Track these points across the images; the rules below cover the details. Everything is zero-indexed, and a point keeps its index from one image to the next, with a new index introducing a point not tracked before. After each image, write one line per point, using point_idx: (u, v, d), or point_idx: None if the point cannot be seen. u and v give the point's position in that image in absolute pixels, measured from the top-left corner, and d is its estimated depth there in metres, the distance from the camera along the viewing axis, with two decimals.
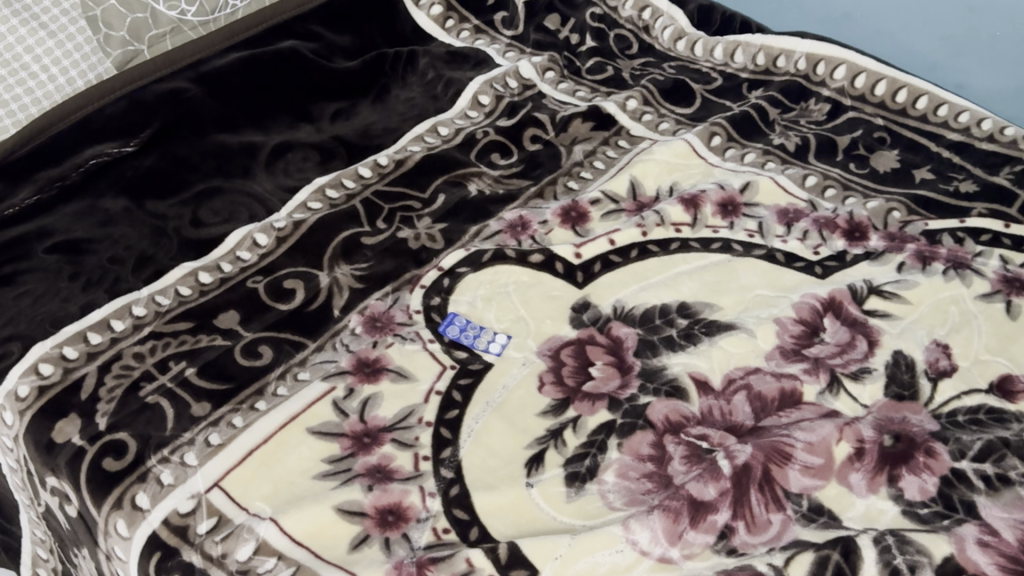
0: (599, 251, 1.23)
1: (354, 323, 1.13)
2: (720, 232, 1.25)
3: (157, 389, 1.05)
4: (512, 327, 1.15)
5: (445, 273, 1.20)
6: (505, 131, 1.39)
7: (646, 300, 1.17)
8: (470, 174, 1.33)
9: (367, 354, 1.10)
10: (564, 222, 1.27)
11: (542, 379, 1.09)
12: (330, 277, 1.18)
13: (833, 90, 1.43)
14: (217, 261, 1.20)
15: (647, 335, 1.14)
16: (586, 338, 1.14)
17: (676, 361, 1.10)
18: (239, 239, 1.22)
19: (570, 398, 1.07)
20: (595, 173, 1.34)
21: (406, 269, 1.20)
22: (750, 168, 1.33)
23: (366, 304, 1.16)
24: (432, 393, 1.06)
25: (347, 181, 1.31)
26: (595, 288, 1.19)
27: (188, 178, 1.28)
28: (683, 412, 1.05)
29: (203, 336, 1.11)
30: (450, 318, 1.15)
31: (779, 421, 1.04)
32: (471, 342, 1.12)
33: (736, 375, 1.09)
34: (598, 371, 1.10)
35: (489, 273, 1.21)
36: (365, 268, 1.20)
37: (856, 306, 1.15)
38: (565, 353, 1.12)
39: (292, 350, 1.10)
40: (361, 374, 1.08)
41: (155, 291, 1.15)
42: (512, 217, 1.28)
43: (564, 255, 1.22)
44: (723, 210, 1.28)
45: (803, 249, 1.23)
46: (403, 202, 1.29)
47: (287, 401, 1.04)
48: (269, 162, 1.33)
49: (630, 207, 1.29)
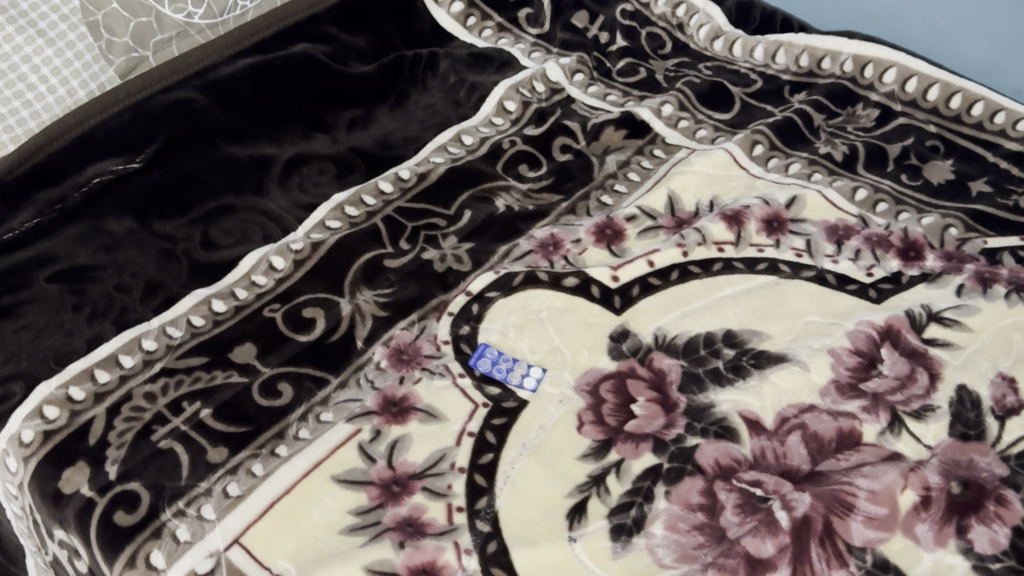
0: (638, 274, 1.15)
1: (379, 356, 1.06)
2: (766, 252, 1.18)
3: (170, 433, 0.98)
4: (547, 359, 1.07)
5: (474, 299, 1.13)
6: (534, 141, 1.31)
7: (690, 328, 1.10)
8: (497, 188, 1.26)
9: (393, 391, 1.03)
10: (599, 240, 1.19)
11: (581, 419, 1.02)
12: (352, 304, 1.11)
13: (882, 95, 1.35)
14: (231, 287, 1.12)
15: (691, 367, 1.06)
16: (627, 371, 1.06)
17: (725, 398, 1.03)
18: (254, 263, 1.15)
19: (612, 439, 1.00)
20: (630, 186, 1.26)
21: (433, 294, 1.13)
22: (796, 180, 1.26)
23: (391, 334, 1.08)
24: (464, 435, 0.99)
25: (367, 198, 1.23)
26: (634, 314, 1.12)
27: (198, 194, 1.21)
28: (735, 456, 0.98)
29: (218, 372, 1.04)
30: (481, 350, 1.07)
31: (838, 465, 0.97)
32: (504, 377, 1.05)
33: (789, 413, 1.01)
34: (641, 408, 1.03)
35: (520, 298, 1.13)
36: (389, 293, 1.13)
37: (915, 334, 1.08)
38: (605, 388, 1.05)
39: (313, 387, 1.03)
40: (388, 415, 1.00)
41: (166, 321, 1.08)
42: (543, 235, 1.20)
43: (600, 278, 1.15)
44: (768, 226, 1.20)
45: (855, 270, 1.16)
46: (428, 220, 1.21)
47: (310, 446, 0.97)
48: (283, 176, 1.26)
49: (668, 224, 1.21)
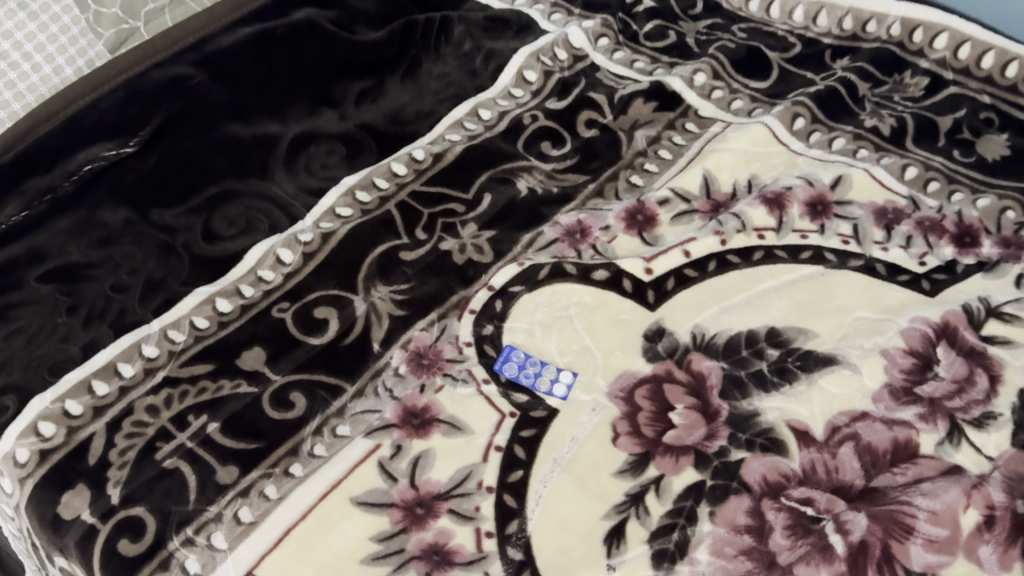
0: (673, 265, 1.07)
1: (398, 361, 0.99)
2: (810, 238, 1.10)
3: (176, 450, 0.91)
4: (577, 362, 1.00)
5: (497, 294, 1.05)
6: (556, 116, 1.22)
7: (730, 325, 1.02)
8: (519, 169, 1.17)
9: (414, 401, 0.95)
10: (629, 227, 1.11)
11: (617, 430, 0.95)
12: (367, 303, 1.03)
13: (932, 63, 1.26)
14: (236, 284, 1.05)
15: (733, 370, 0.99)
16: (664, 375, 0.99)
17: (770, 406, 0.96)
18: (260, 257, 1.07)
19: (650, 453, 0.93)
20: (661, 165, 1.18)
21: (453, 289, 1.05)
22: (840, 157, 1.17)
23: (409, 336, 1.01)
24: (492, 449, 0.92)
25: (379, 181, 1.14)
26: (669, 310, 1.04)
27: (198, 178, 1.13)
28: (783, 471, 0.91)
29: (225, 382, 0.96)
30: (506, 352, 1.00)
31: (894, 480, 0.90)
32: (532, 383, 0.98)
33: (840, 422, 0.94)
34: (680, 417, 0.96)
35: (547, 293, 1.05)
36: (406, 290, 1.05)
37: (972, 331, 1.01)
38: (640, 394, 0.98)
39: (327, 397, 0.96)
40: (409, 427, 0.93)
41: (167, 324, 1.00)
42: (569, 221, 1.12)
43: (633, 271, 1.07)
44: (812, 210, 1.12)
45: (907, 259, 1.08)
46: (445, 206, 1.13)
47: (326, 464, 0.90)
48: (289, 157, 1.17)
49: (703, 207, 1.13)
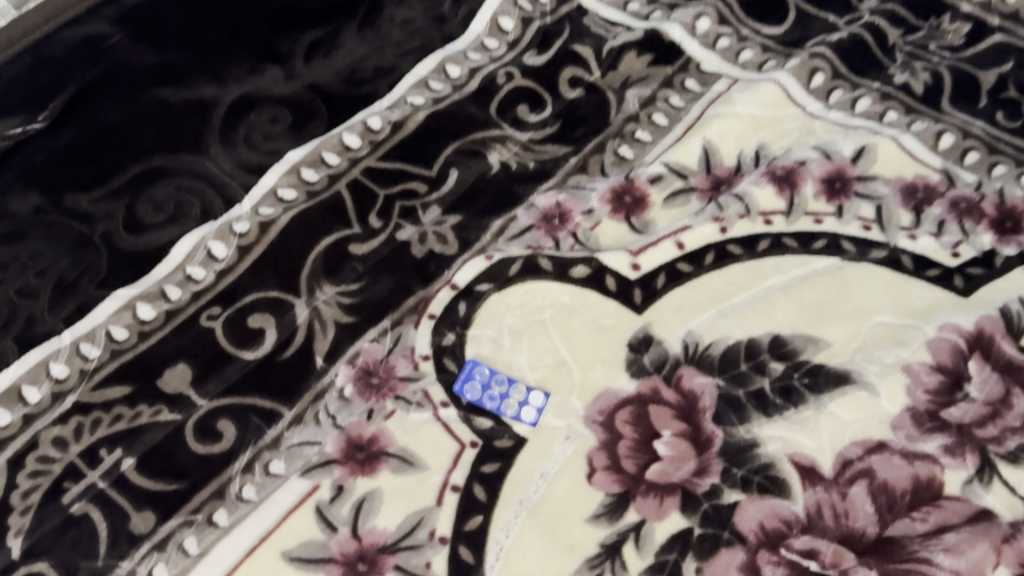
0: (664, 260, 0.93)
1: (344, 381, 0.86)
2: (825, 224, 0.95)
3: (85, 492, 0.80)
4: (550, 379, 0.87)
5: (460, 295, 0.91)
6: (535, 73, 1.06)
7: (728, 333, 0.89)
8: (491, 139, 1.01)
9: (359, 432, 0.83)
10: (616, 210, 0.96)
11: (593, 463, 0.82)
12: (310, 308, 0.90)
13: (975, 6, 1.09)
14: (161, 284, 0.91)
15: (730, 389, 0.86)
16: (649, 395, 0.86)
17: (771, 435, 0.83)
18: (188, 251, 0.93)
19: (630, 493, 0.80)
20: (655, 133, 1.02)
21: (410, 289, 0.91)
22: (864, 122, 1.01)
23: (357, 349, 0.88)
24: (447, 490, 0.80)
25: (329, 156, 0.99)
26: (658, 314, 0.90)
27: (121, 155, 0.95)
28: (783, 516, 0.79)
29: (144, 408, 0.84)
30: (469, 368, 0.87)
31: (912, 528, 0.78)
32: (497, 407, 0.85)
33: (852, 455, 0.81)
34: (666, 447, 0.83)
35: (518, 293, 0.91)
36: (355, 291, 0.91)
37: (1011, 341, 0.86)
38: (621, 419, 0.85)
39: (261, 425, 0.83)
40: (353, 464, 0.81)
41: (80, 336, 0.88)
42: (546, 203, 0.97)
43: (617, 267, 0.92)
44: (829, 188, 0.97)
45: (937, 249, 0.93)
46: (404, 186, 0.98)
47: (257, 512, 0.79)
48: (226, 125, 0.99)
49: (702, 185, 0.98)
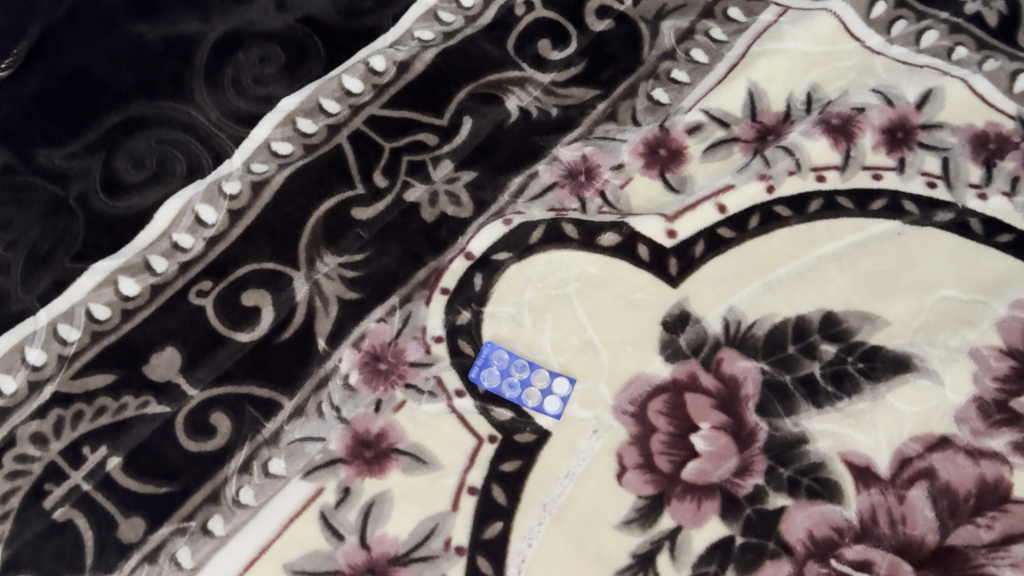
0: (703, 225, 0.83)
1: (349, 366, 0.78)
2: (884, 179, 0.85)
3: (69, 495, 0.73)
4: (576, 362, 0.78)
5: (476, 266, 0.82)
6: (558, 3, 0.93)
7: (775, 310, 0.79)
8: (509, 81, 0.90)
9: (367, 426, 0.75)
10: (649, 164, 0.86)
11: (624, 461, 0.74)
12: (309, 283, 0.81)
13: None
14: (145, 254, 0.82)
15: (776, 374, 0.77)
16: (685, 382, 0.77)
17: (822, 430, 0.75)
18: (174, 216, 0.83)
19: (665, 495, 0.73)
20: (693, 73, 0.90)
21: (420, 260, 0.82)
22: (930, 60, 0.89)
23: (363, 330, 0.79)
24: (464, 491, 0.73)
25: (327, 104, 0.88)
26: (696, 287, 0.81)
27: (93, 103, 0.85)
28: (835, 523, 0.71)
29: (130, 399, 0.76)
30: (486, 353, 0.78)
31: (977, 537, 0.70)
32: (518, 396, 0.77)
33: (912, 452, 0.74)
34: (704, 441, 0.75)
35: (540, 263, 0.82)
36: (360, 262, 0.82)
37: None
38: (655, 409, 0.76)
39: (259, 417, 0.76)
40: (360, 463, 0.74)
41: (57, 315, 0.79)
42: (571, 157, 0.87)
43: (649, 234, 0.83)
44: (889, 139, 0.86)
45: (1010, 211, 0.83)
46: (412, 137, 0.87)
47: (257, 519, 0.72)
48: (211, 67, 0.87)
49: (746, 134, 0.87)
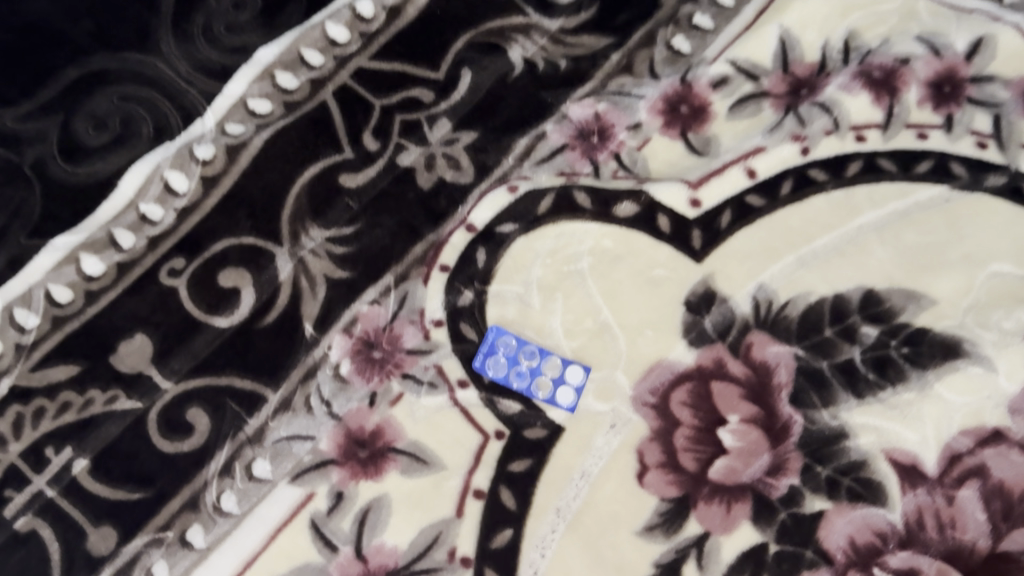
0: (730, 192, 0.74)
1: (339, 355, 0.70)
2: (930, 139, 0.76)
3: (31, 503, 0.66)
4: (590, 348, 0.71)
5: (479, 239, 0.74)
6: None
7: (810, 288, 0.72)
8: (512, 28, 0.80)
9: (360, 423, 0.68)
10: (669, 123, 0.77)
11: (645, 459, 0.68)
12: (293, 261, 0.73)
13: None
14: (109, 228, 0.72)
15: (811, 360, 0.70)
16: (712, 369, 0.70)
17: (863, 425, 0.68)
18: (141, 184, 0.74)
19: (691, 498, 0.67)
20: (717, 17, 0.80)
21: (417, 233, 0.74)
22: (982, 2, 0.80)
23: (354, 314, 0.72)
24: (470, 495, 0.67)
25: (310, 56, 0.77)
26: (723, 262, 0.73)
27: (54, 58, 0.76)
28: (879, 528, 0.65)
29: (97, 393, 0.69)
30: (492, 339, 0.71)
31: None
32: (527, 387, 0.69)
33: (962, 448, 0.67)
34: (733, 436, 0.68)
35: (550, 236, 0.74)
36: (350, 236, 0.74)
37: None
38: (679, 400, 0.69)
39: (240, 413, 0.68)
40: (355, 465, 0.67)
41: (13, 299, 0.71)
42: (583, 115, 0.78)
43: (671, 202, 0.74)
44: (936, 93, 0.77)
45: None
46: (406, 93, 0.78)
47: (241, 529, 0.65)
48: (180, 11, 0.77)
49: (777, 88, 0.78)
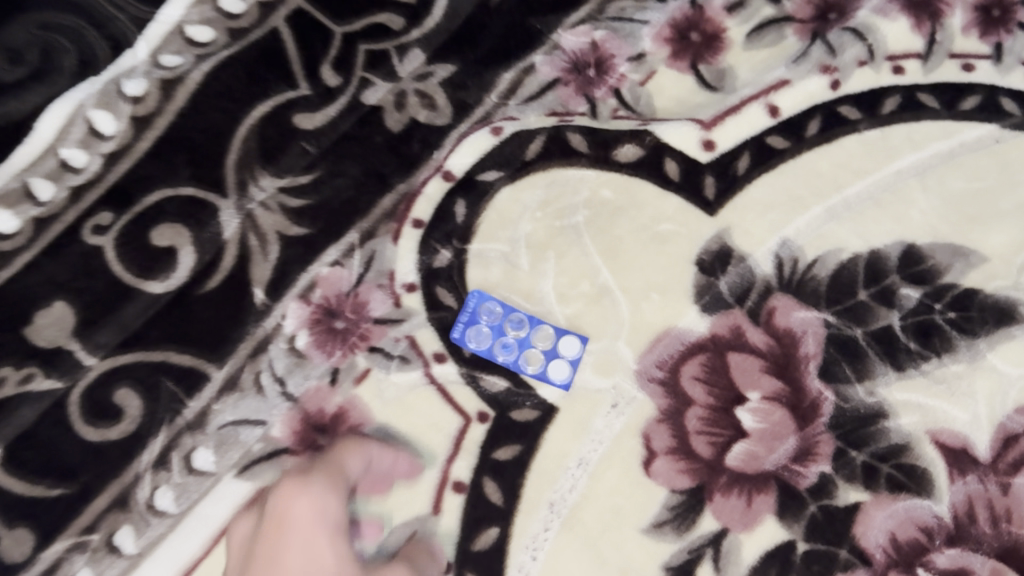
0: (748, 133, 0.64)
1: (295, 326, 0.60)
2: (977, 72, 0.66)
3: None
4: (588, 315, 0.61)
5: (458, 189, 0.64)
6: None
7: (842, 243, 0.62)
8: None
9: (320, 405, 0.59)
10: (679, 53, 0.66)
11: (653, 444, 0.58)
12: (240, 215, 0.61)
13: None
14: (24, 177, 0.59)
15: (844, 327, 0.60)
16: (728, 339, 0.60)
17: (905, 402, 0.59)
18: (62, 124, 0.60)
19: (706, 489, 0.57)
20: None
21: (386, 182, 0.63)
22: None
23: (312, 278, 0.61)
24: (447, 488, 0.58)
25: None
26: (741, 214, 0.63)
27: None
28: (924, 522, 0.57)
29: (9, 372, 0.57)
30: (473, 305, 0.61)
31: None
32: (515, 361, 0.60)
33: (1018, 429, 0.58)
34: (754, 417, 0.59)
35: (540, 185, 0.64)
36: (307, 186, 0.62)
37: None
38: (691, 375, 0.60)
39: (178, 394, 0.58)
40: (314, 454, 0.58)
41: None
42: (577, 44, 0.66)
43: (680, 145, 0.64)
44: (984, 18, 0.67)
45: None
46: (370, 19, 0.65)
47: (180, 532, 0.57)
48: None
49: (802, 13, 0.66)
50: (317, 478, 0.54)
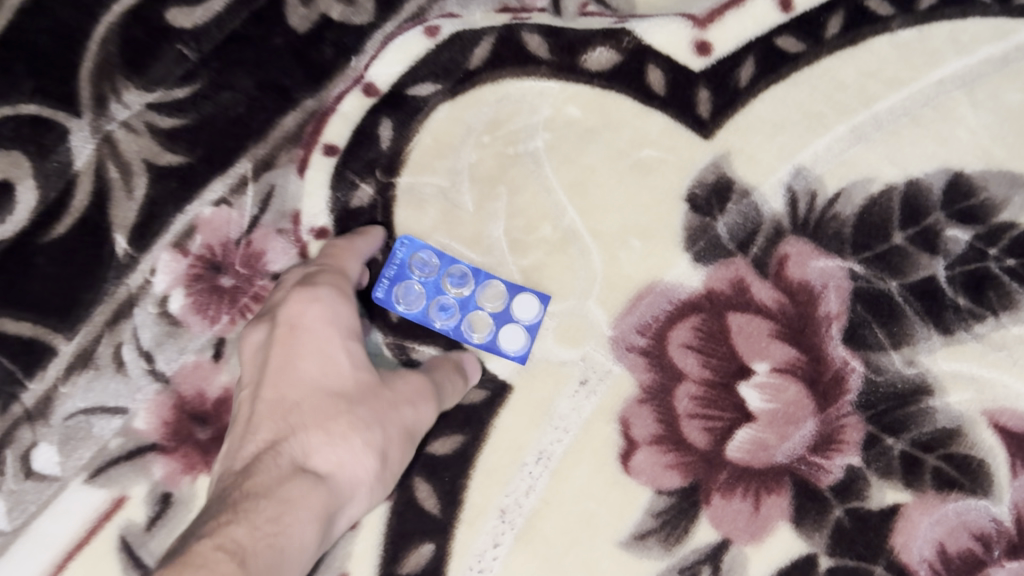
0: (753, 32, 0.49)
1: (168, 284, 0.47)
2: None
3: None
4: (548, 266, 0.48)
5: (382, 104, 0.49)
6: None
7: (873, 173, 0.48)
8: None
9: (199, 388, 0.46)
10: None
11: (633, 431, 0.46)
12: (96, 139, 0.46)
13: None
14: None
15: (875, 281, 0.47)
16: (728, 296, 0.47)
17: (956, 377, 0.46)
18: None
19: (702, 489, 0.45)
20: None
21: (289, 97, 0.48)
22: None
23: (191, 221, 0.47)
24: None
25: None
26: (745, 137, 0.49)
27: None
28: (981, 530, 0.45)
29: None
30: (405, 256, 0.47)
31: None
32: (455, 328, 0.46)
33: None
34: (761, 394, 0.46)
35: (489, 100, 0.49)
36: (185, 103, 0.46)
37: None
38: (681, 342, 0.47)
39: (14, 372, 0.45)
40: (190, 452, 0.46)
41: None
42: None
43: (670, 49, 0.49)
44: None
45: None
46: None
47: (15, 554, 0.45)
48: None
49: None
50: (324, 283, 0.42)
